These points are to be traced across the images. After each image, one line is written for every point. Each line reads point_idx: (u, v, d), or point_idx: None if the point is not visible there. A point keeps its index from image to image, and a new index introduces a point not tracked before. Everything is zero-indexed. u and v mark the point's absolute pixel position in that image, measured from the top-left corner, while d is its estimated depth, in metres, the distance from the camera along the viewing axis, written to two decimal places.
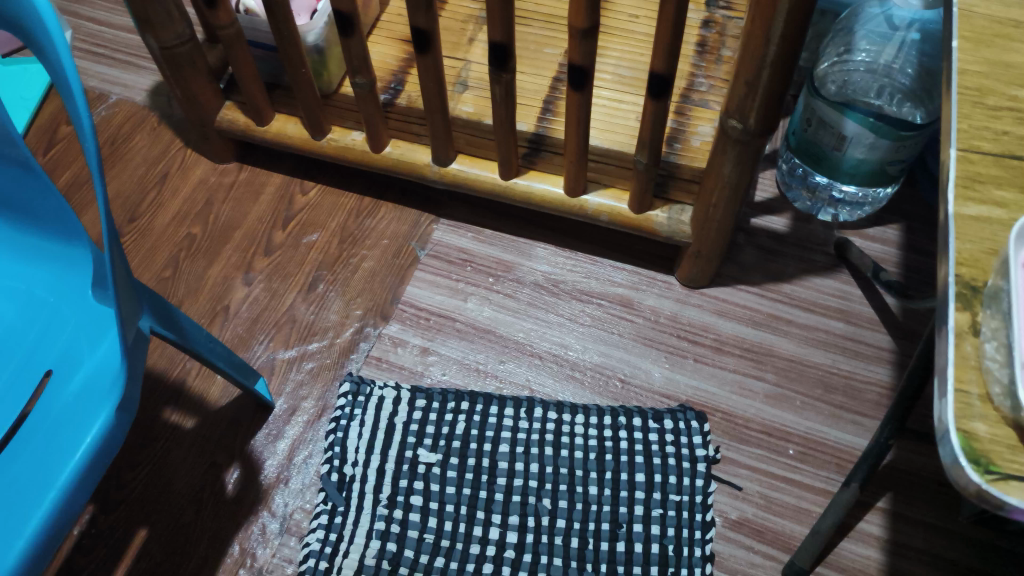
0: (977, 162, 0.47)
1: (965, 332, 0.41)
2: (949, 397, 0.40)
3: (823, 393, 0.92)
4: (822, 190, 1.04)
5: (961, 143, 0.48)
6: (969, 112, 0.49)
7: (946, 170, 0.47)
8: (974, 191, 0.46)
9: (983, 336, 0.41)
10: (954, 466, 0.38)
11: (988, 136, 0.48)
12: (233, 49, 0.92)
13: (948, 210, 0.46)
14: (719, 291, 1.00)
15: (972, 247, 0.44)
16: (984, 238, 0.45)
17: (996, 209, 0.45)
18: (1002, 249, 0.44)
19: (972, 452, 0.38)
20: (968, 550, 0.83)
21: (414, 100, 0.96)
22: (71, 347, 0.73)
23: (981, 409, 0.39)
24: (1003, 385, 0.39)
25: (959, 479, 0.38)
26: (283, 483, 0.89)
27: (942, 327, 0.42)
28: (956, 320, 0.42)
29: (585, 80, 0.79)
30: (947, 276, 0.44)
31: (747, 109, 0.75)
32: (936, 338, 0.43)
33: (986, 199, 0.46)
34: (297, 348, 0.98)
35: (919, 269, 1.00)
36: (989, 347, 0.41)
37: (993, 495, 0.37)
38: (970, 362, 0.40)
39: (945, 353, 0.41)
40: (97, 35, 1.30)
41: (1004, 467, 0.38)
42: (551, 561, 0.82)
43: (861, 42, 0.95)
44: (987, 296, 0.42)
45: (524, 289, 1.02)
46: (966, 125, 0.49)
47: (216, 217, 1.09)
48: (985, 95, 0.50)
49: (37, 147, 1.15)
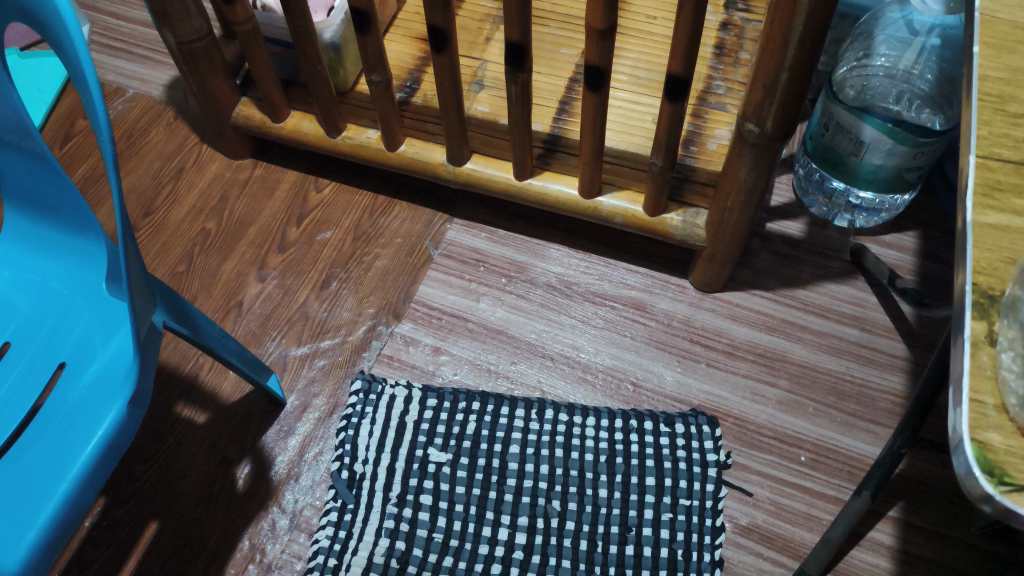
0: (996, 170, 0.47)
1: (981, 342, 0.42)
2: (964, 407, 0.40)
3: (837, 400, 0.91)
4: (839, 196, 1.03)
5: (981, 150, 0.48)
6: (990, 119, 0.49)
7: (964, 178, 0.47)
8: (993, 200, 0.46)
9: (1000, 346, 0.42)
10: (968, 477, 0.39)
11: (1009, 143, 0.48)
12: (250, 45, 0.92)
13: (967, 218, 0.45)
14: (733, 296, 1.00)
15: (989, 256, 0.44)
16: (1003, 246, 0.45)
17: (1015, 218, 0.45)
18: (1021, 259, 0.44)
19: (987, 464, 0.38)
20: (980, 561, 0.82)
21: (429, 99, 0.96)
22: (85, 340, 0.74)
23: (996, 419, 0.40)
24: (1020, 396, 0.40)
25: (973, 491, 0.38)
26: (293, 480, 0.89)
27: (958, 337, 0.43)
28: (971, 330, 0.42)
29: (601, 81, 0.78)
30: (964, 284, 0.44)
31: (764, 113, 0.74)
32: (951, 348, 0.43)
33: (1005, 208, 0.46)
34: (309, 345, 0.98)
35: (936, 277, 0.99)
36: (1005, 357, 0.42)
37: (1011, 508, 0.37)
38: (986, 372, 0.41)
39: (961, 363, 0.42)
40: (116, 29, 1.30)
41: (1018, 477, 0.38)
42: (561, 562, 0.82)
43: (881, 47, 0.94)
44: (1005, 304, 0.43)
45: (537, 290, 1.02)
46: (986, 132, 0.48)
47: (231, 213, 1.10)
48: (1007, 102, 0.50)
49: (54, 141, 1.16)
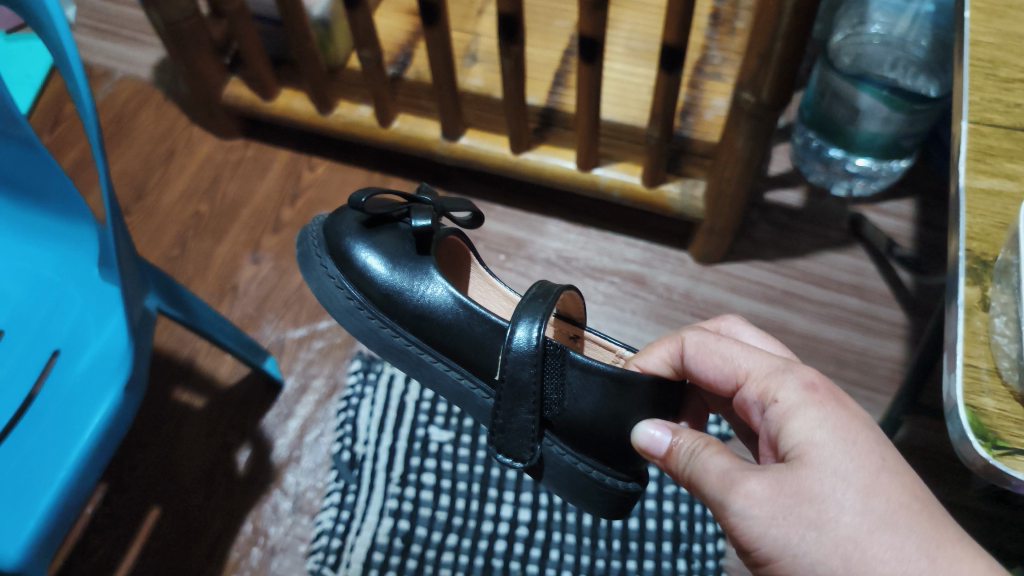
0: (988, 135, 0.47)
1: (974, 307, 0.42)
2: (959, 371, 0.40)
3: (837, 368, 0.91)
4: (836, 165, 1.02)
5: (973, 115, 0.47)
6: (981, 84, 0.48)
7: (957, 143, 0.47)
8: (985, 165, 0.46)
9: (994, 311, 0.42)
10: (963, 442, 0.39)
11: (1000, 108, 0.48)
12: (238, 23, 0.90)
13: (959, 183, 0.45)
14: (732, 267, 1.00)
15: (983, 221, 0.44)
16: (995, 212, 0.44)
17: (1007, 182, 0.45)
18: (1013, 223, 0.44)
19: (980, 427, 0.38)
20: (981, 525, 0.82)
21: (422, 75, 0.94)
22: (79, 328, 0.72)
23: (990, 384, 0.40)
24: (1012, 360, 0.40)
25: (967, 455, 0.38)
26: (294, 462, 0.88)
27: (953, 303, 0.43)
28: (965, 296, 0.43)
29: (595, 52, 0.76)
30: (958, 250, 0.44)
31: (760, 82, 0.72)
32: (947, 314, 0.44)
33: (997, 172, 0.46)
34: (306, 327, 0.97)
35: (933, 243, 0.99)
36: (999, 322, 0.41)
37: (1001, 471, 0.37)
38: (979, 338, 0.41)
39: (955, 328, 0.42)
40: (101, 11, 1.29)
41: (1011, 442, 0.38)
42: (564, 538, 0.82)
43: (874, 14, 0.94)
44: (998, 270, 0.43)
45: (536, 266, 1.01)
46: (978, 98, 0.48)
47: (224, 194, 1.09)
48: (998, 67, 0.49)
49: (42, 126, 1.15)
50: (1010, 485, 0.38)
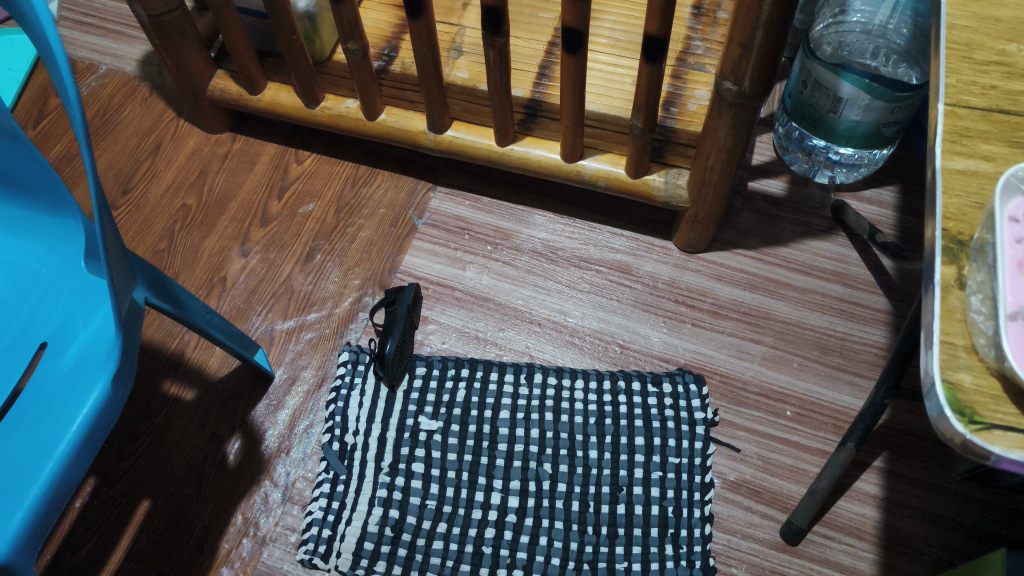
0: (965, 117, 0.48)
1: (951, 286, 0.42)
2: (936, 348, 0.41)
3: (820, 354, 0.93)
4: (818, 153, 1.04)
5: (949, 98, 0.48)
6: (957, 67, 0.50)
7: (933, 125, 0.48)
8: (961, 146, 0.47)
9: (969, 290, 0.42)
10: (941, 418, 0.39)
11: (976, 90, 0.49)
12: (222, 15, 0.90)
13: (935, 164, 0.46)
14: (717, 256, 1.01)
15: (959, 202, 0.45)
16: (972, 192, 0.45)
17: (983, 162, 0.46)
18: (988, 203, 0.45)
19: (957, 403, 0.39)
20: (964, 506, 0.83)
21: (408, 67, 0.95)
22: (65, 321, 0.72)
23: (966, 361, 0.41)
24: (988, 336, 0.40)
25: (945, 431, 0.39)
26: (284, 453, 0.89)
27: (929, 282, 0.43)
28: (942, 275, 0.43)
29: (579, 42, 0.77)
30: (934, 231, 0.44)
31: (741, 72, 0.73)
32: (923, 292, 0.44)
33: (973, 153, 0.47)
34: (296, 318, 0.98)
35: (914, 230, 1.01)
36: (974, 300, 0.42)
37: (977, 445, 0.38)
38: (956, 315, 0.41)
39: (932, 307, 0.42)
40: (85, 4, 1.29)
41: (987, 416, 0.39)
42: (553, 523, 0.83)
43: (855, 3, 0.95)
44: (973, 249, 0.43)
45: (522, 256, 1.02)
46: (954, 80, 0.49)
47: (211, 187, 1.09)
48: (974, 50, 0.50)
49: (27, 120, 1.15)
50: (987, 459, 0.39)
